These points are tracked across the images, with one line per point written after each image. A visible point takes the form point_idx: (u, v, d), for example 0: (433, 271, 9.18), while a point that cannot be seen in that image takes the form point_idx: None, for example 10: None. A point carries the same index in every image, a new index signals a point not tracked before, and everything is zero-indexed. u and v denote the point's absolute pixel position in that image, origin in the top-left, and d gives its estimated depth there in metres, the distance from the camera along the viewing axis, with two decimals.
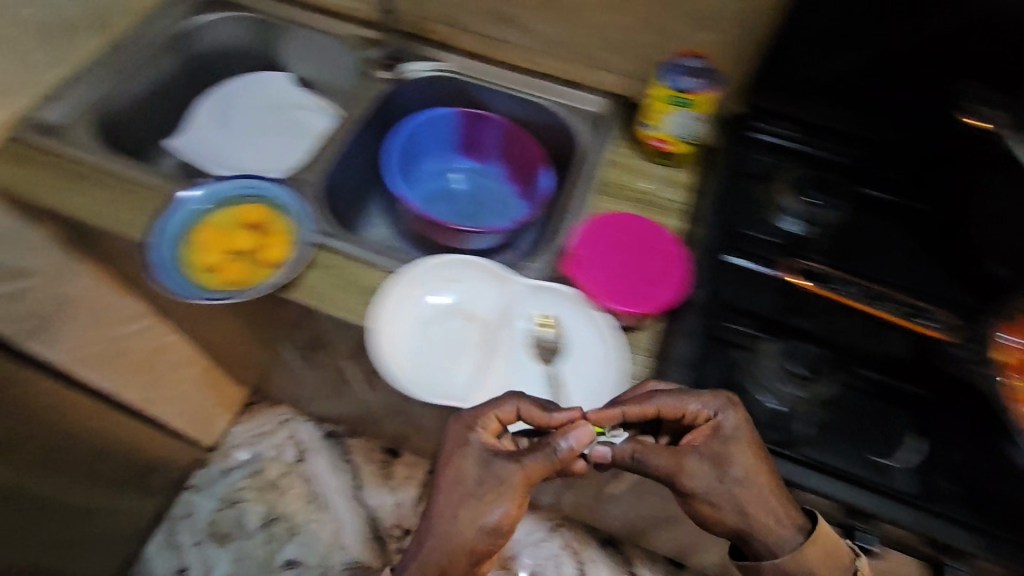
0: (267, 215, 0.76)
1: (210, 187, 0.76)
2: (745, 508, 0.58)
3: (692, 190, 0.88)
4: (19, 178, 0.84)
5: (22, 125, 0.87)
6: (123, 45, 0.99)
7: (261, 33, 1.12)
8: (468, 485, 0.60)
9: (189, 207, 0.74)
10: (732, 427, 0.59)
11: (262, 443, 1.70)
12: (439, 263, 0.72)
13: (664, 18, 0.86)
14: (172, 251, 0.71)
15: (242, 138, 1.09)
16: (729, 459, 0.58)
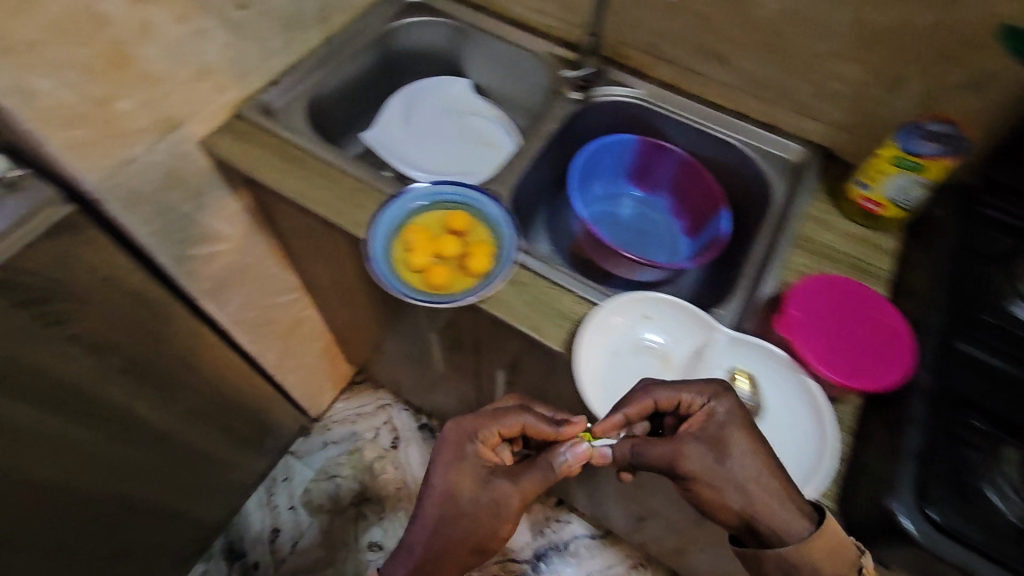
0: (478, 228, 0.77)
1: (435, 185, 0.79)
2: (736, 489, 0.59)
3: (896, 257, 0.83)
4: (243, 153, 0.89)
5: (247, 104, 0.93)
6: (337, 38, 1.05)
7: (454, 39, 1.15)
8: (473, 487, 0.69)
9: (412, 200, 0.77)
10: (727, 413, 0.62)
11: (361, 423, 1.76)
12: (638, 297, 0.72)
13: (902, 73, 0.81)
14: (386, 237, 0.75)
15: (422, 139, 1.11)
16: (725, 448, 0.61)
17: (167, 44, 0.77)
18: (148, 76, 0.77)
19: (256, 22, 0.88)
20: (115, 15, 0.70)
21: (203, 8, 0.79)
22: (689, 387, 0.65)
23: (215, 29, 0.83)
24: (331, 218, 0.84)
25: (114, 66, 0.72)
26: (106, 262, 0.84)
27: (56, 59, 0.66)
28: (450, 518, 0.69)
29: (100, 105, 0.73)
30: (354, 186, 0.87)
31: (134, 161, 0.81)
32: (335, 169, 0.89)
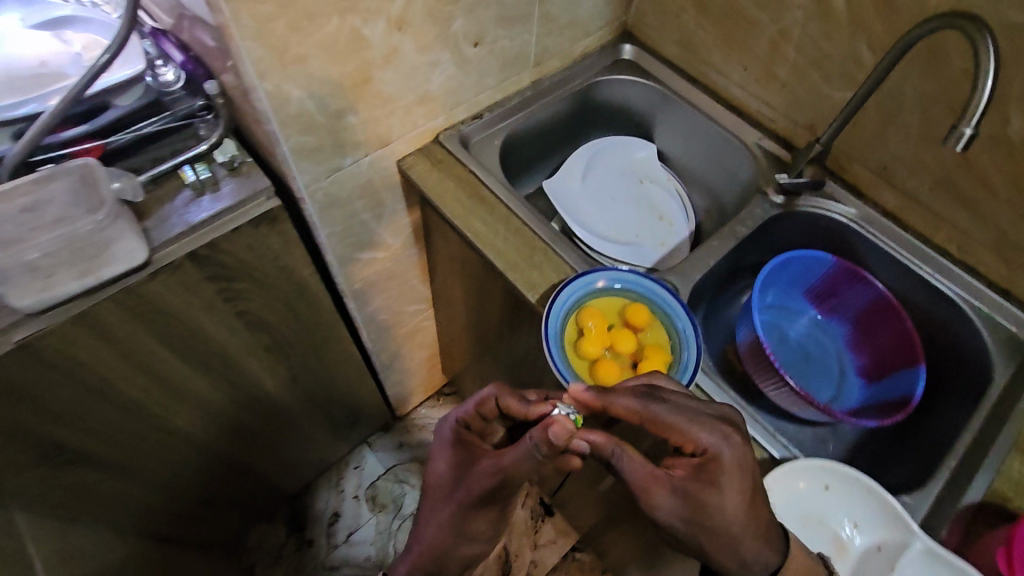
0: (661, 340, 0.72)
1: (639, 276, 0.74)
2: (711, 530, 0.59)
3: None
4: (434, 181, 0.90)
5: (450, 133, 0.94)
6: (546, 81, 1.03)
7: (657, 103, 1.10)
8: (449, 480, 0.72)
9: (611, 280, 0.74)
10: (724, 462, 0.60)
11: None
12: (817, 462, 0.67)
13: None
14: (569, 304, 0.73)
15: (597, 199, 1.07)
16: (712, 497, 0.59)
17: (405, 70, 0.78)
18: (380, 96, 0.79)
19: (484, 58, 0.89)
20: (374, 40, 0.71)
21: (446, 42, 0.80)
22: (695, 428, 0.61)
23: (448, 62, 0.83)
24: (506, 271, 0.81)
25: (357, 84, 0.74)
26: (288, 254, 0.87)
27: (315, 73, 0.68)
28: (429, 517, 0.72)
29: (333, 117, 0.75)
30: (534, 242, 0.83)
31: (340, 169, 0.83)
32: (518, 219, 0.85)
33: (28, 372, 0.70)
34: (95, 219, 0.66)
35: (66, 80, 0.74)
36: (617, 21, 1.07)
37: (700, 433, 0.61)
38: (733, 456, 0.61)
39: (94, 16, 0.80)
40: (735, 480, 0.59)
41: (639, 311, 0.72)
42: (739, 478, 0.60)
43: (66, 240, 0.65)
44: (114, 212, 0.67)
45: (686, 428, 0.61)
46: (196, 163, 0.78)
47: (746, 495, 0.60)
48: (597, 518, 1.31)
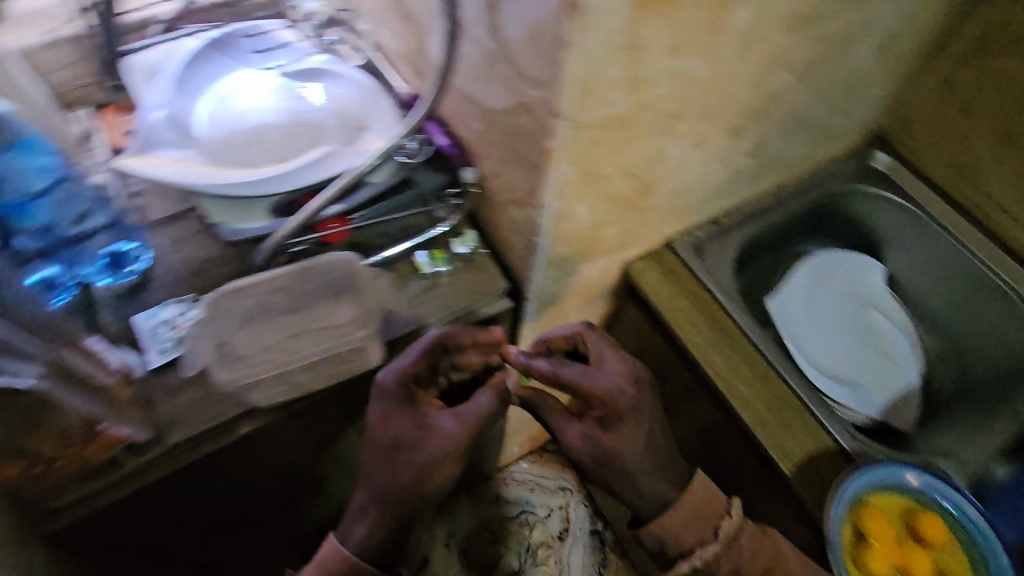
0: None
1: (962, 494, 0.60)
2: (614, 465, 0.68)
3: None
4: (663, 295, 0.79)
5: (682, 238, 0.83)
6: (788, 187, 0.91)
7: (904, 226, 0.95)
8: (411, 442, 0.62)
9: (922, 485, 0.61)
10: (624, 403, 0.66)
11: (535, 494, 1.58)
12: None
13: None
14: (862, 493, 0.61)
15: (817, 325, 0.95)
16: (609, 440, 0.67)
17: (681, 183, 0.68)
18: (646, 208, 0.69)
19: (749, 168, 0.77)
20: (674, 157, 0.61)
21: (729, 154, 0.69)
22: (598, 382, 0.66)
23: (719, 173, 0.73)
24: (752, 427, 0.69)
25: (634, 199, 0.65)
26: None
27: (607, 191, 0.59)
28: (375, 480, 0.64)
29: (595, 230, 0.66)
30: (783, 393, 0.72)
31: (573, 273, 0.74)
32: (764, 361, 0.74)
33: (229, 462, 0.63)
34: (360, 334, 0.67)
35: (319, 148, 0.68)
36: (875, 127, 0.94)
37: (600, 383, 0.66)
38: (625, 397, 0.66)
39: (348, 73, 0.74)
40: (632, 423, 0.67)
41: (943, 528, 0.60)
42: (647, 425, 0.68)
43: (327, 351, 0.65)
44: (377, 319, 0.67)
45: (583, 383, 0.65)
46: (430, 250, 0.71)
47: (636, 434, 0.67)
48: None
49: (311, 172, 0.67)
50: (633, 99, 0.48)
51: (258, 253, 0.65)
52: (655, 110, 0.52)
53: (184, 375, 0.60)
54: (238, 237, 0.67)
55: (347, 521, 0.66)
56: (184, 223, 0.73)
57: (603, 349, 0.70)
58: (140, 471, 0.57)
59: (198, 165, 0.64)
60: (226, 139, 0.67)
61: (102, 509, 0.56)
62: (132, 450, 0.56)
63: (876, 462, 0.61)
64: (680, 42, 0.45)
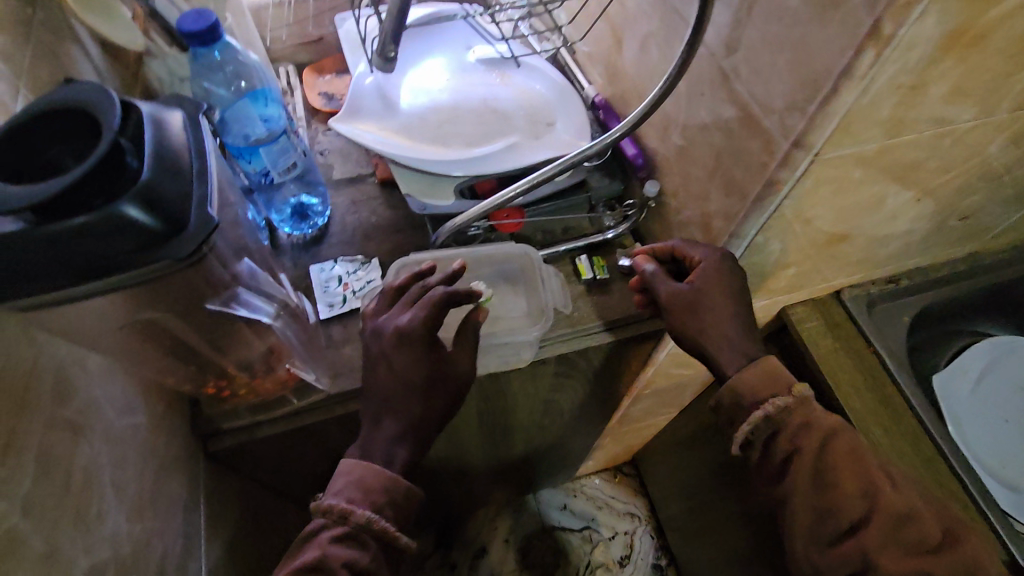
0: None
1: None
2: (698, 320, 0.56)
3: None
4: (826, 348, 0.73)
5: (854, 292, 0.77)
6: (983, 258, 0.81)
7: None
8: (414, 387, 0.53)
9: None
10: (713, 264, 0.56)
11: (603, 513, 1.53)
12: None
13: None
14: None
15: (987, 413, 0.83)
16: (706, 299, 0.56)
17: (881, 235, 0.63)
18: (835, 254, 0.64)
19: (952, 231, 0.70)
20: (888, 209, 0.57)
21: (943, 212, 0.63)
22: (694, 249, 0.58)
23: (922, 231, 0.66)
24: None
25: (829, 244, 0.60)
26: (628, 365, 0.77)
27: (810, 230, 0.56)
28: (413, 414, 0.53)
29: (778, 269, 0.62)
30: (948, 481, 0.65)
31: None
32: (932, 445, 0.67)
33: None
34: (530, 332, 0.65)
35: (506, 138, 0.69)
36: None
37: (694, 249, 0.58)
38: (725, 270, 0.56)
39: (540, 66, 0.75)
40: (720, 287, 0.56)
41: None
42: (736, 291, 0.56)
43: (490, 342, 0.64)
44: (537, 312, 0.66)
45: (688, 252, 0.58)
46: (593, 255, 0.69)
47: (729, 297, 0.56)
48: None
49: (497, 160, 0.67)
50: (884, 140, 0.45)
51: (437, 235, 0.64)
52: (898, 155, 0.48)
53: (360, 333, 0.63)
54: (425, 211, 0.70)
55: (376, 444, 0.52)
56: (363, 187, 0.76)
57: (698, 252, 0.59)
58: (301, 412, 0.60)
59: (396, 138, 0.67)
60: (422, 117, 0.70)
61: (261, 439, 0.59)
62: (300, 391, 0.59)
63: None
64: (960, 90, 0.42)
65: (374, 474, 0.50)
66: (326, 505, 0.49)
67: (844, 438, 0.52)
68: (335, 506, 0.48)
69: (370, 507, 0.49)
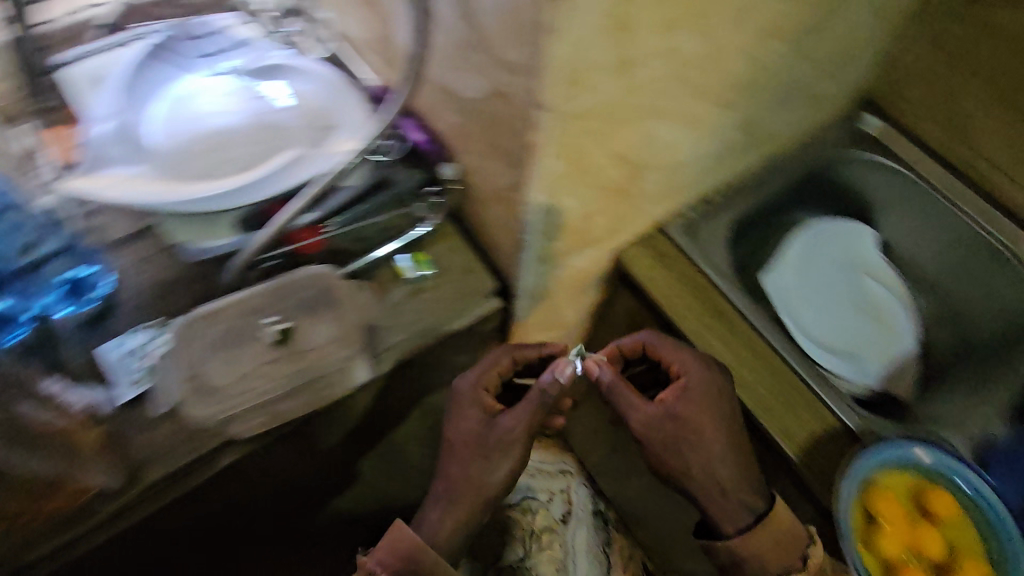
0: (959, 526, 0.59)
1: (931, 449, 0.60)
2: (691, 465, 0.63)
3: None
4: (660, 281, 0.76)
5: (673, 221, 0.80)
6: (777, 159, 0.88)
7: (896, 191, 0.94)
8: (483, 455, 0.66)
9: (903, 457, 0.60)
10: (707, 385, 0.64)
11: (537, 479, 1.56)
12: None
13: None
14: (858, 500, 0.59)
15: (817, 295, 0.92)
16: (692, 416, 0.63)
17: (671, 165, 0.65)
18: (636, 192, 0.65)
19: (738, 144, 0.74)
20: (663, 141, 0.58)
21: (719, 131, 0.66)
22: (679, 352, 0.67)
23: (709, 151, 0.69)
24: (755, 413, 0.67)
25: (624, 185, 0.61)
26: (481, 343, 0.75)
27: (595, 181, 0.56)
28: (463, 510, 0.66)
29: (584, 221, 0.63)
30: (783, 372, 0.70)
31: (563, 264, 0.70)
32: (763, 342, 0.72)
33: (219, 490, 0.60)
34: (346, 354, 0.61)
35: (285, 152, 0.63)
36: (861, 90, 0.92)
37: (676, 355, 0.66)
38: (705, 379, 0.64)
39: (310, 69, 0.70)
40: (710, 422, 0.63)
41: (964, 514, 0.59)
42: (728, 433, 0.63)
43: (306, 377, 0.59)
44: (365, 330, 0.63)
45: (668, 352, 0.67)
46: (411, 252, 0.68)
47: (726, 439, 0.63)
48: None
49: (280, 177, 0.62)
50: (618, 85, 0.45)
51: (228, 270, 0.61)
52: (645, 92, 0.48)
53: (152, 415, 0.56)
54: (207, 255, 0.64)
55: (426, 523, 0.65)
56: (141, 240, 0.66)
57: (684, 359, 0.66)
58: (121, 513, 0.54)
59: (157, 181, 0.60)
60: (182, 153, 0.63)
61: (81, 557, 0.53)
62: (105, 497, 0.52)
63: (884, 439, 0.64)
64: (667, 19, 0.42)
65: (415, 560, 0.60)
66: (371, 565, 0.60)
67: (777, 514, 0.61)
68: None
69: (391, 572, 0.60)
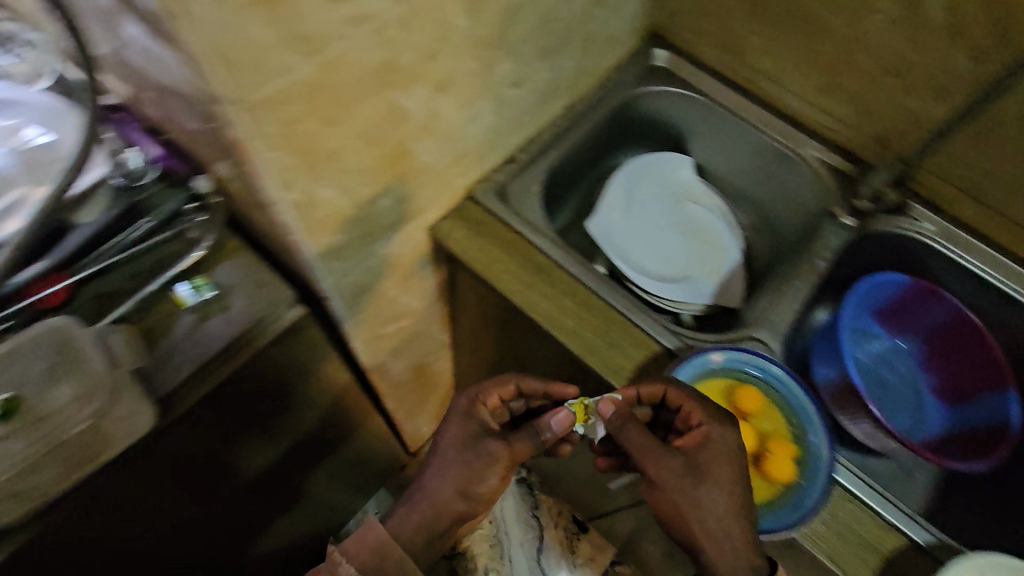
0: (765, 412, 0.67)
1: (726, 351, 0.67)
2: (690, 509, 0.59)
3: None
4: (477, 250, 0.75)
5: (484, 185, 0.79)
6: (577, 106, 0.89)
7: (697, 116, 0.98)
8: (470, 474, 0.66)
9: (705, 365, 0.66)
10: (732, 440, 0.61)
11: None
12: (953, 549, 0.62)
13: None
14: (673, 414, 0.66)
15: (641, 230, 0.97)
16: (715, 470, 0.59)
17: (443, 134, 0.63)
18: (415, 168, 0.63)
19: (520, 99, 0.74)
20: (414, 111, 0.56)
21: (485, 92, 0.65)
22: (692, 403, 0.62)
23: (487, 112, 0.68)
24: (582, 355, 0.70)
25: (391, 164, 0.59)
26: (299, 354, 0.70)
27: (348, 167, 0.53)
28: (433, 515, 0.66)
29: (364, 208, 0.60)
30: (606, 312, 0.72)
31: (367, 253, 0.68)
32: (585, 287, 0.73)
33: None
34: (91, 412, 0.52)
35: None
36: (646, 24, 0.94)
37: (703, 408, 0.62)
38: (726, 437, 0.60)
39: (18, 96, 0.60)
40: (727, 471, 0.59)
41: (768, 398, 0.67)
42: (733, 480, 0.59)
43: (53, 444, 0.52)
44: (113, 389, 0.53)
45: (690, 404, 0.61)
46: (191, 276, 0.62)
47: (731, 480, 0.59)
48: (658, 559, 1.20)
49: None
50: (309, 64, 0.42)
51: None
52: (353, 67, 0.45)
53: None
54: None
55: (402, 526, 0.65)
56: None
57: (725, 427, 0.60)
58: None
59: None
60: None
61: None
62: None
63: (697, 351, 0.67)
64: None
65: (381, 552, 0.62)
66: (341, 556, 0.61)
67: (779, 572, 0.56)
68: (343, 563, 0.60)
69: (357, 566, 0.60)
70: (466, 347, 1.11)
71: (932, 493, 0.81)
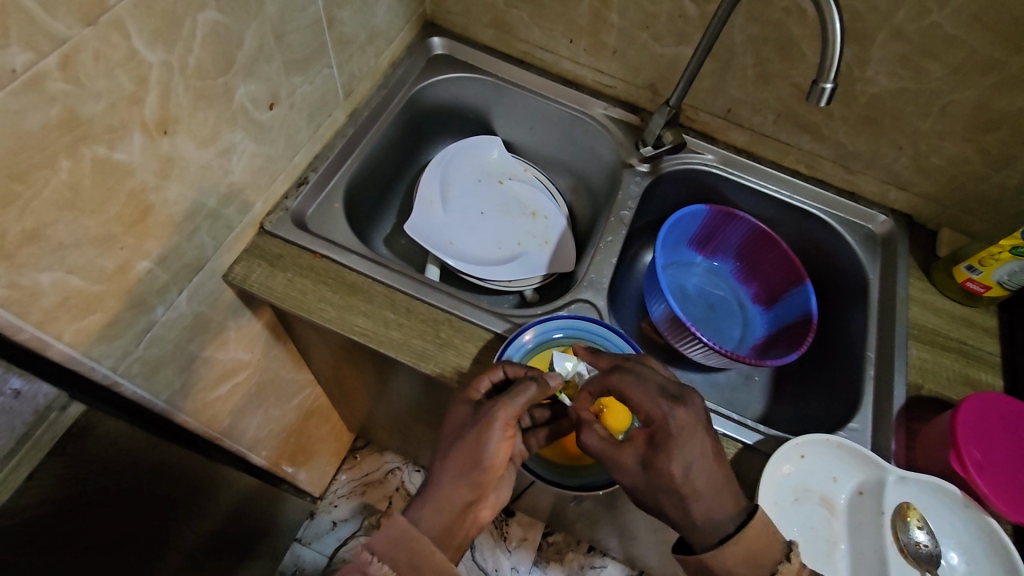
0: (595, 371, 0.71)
1: (538, 326, 0.70)
2: (660, 489, 0.55)
3: (993, 335, 0.81)
4: (285, 288, 0.71)
5: (278, 216, 0.74)
6: (363, 111, 0.86)
7: (489, 95, 1.00)
8: (474, 446, 0.57)
9: (523, 347, 0.69)
10: (680, 424, 0.55)
11: (368, 497, 1.38)
12: (778, 441, 0.70)
13: (989, 143, 0.78)
14: None
15: (464, 218, 0.97)
16: (664, 464, 0.54)
17: (194, 176, 0.58)
18: (171, 220, 0.57)
19: (285, 119, 0.69)
20: (137, 162, 0.50)
21: (232, 120, 0.60)
22: (646, 399, 0.57)
23: (245, 141, 0.63)
24: (415, 363, 0.68)
25: (130, 225, 0.52)
26: (86, 449, 0.62)
27: (65, 242, 0.47)
28: (456, 501, 0.56)
29: (116, 278, 0.53)
30: (434, 314, 0.72)
31: (150, 323, 0.60)
32: (405, 294, 0.72)
33: None
34: None
35: None
36: (414, 16, 0.93)
37: (645, 400, 0.57)
38: (682, 420, 0.55)
39: None
40: (688, 448, 0.54)
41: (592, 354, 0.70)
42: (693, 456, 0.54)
43: None
44: None
45: (640, 396, 0.57)
46: None
47: (699, 454, 0.55)
48: (581, 521, 1.23)
49: None
50: None
51: None
52: (12, 134, 0.39)
53: None
54: None
55: (424, 516, 0.55)
56: None
57: (678, 417, 0.55)
58: None
59: None
60: None
61: None
62: None
63: (522, 329, 0.70)
64: None
65: (412, 544, 0.52)
66: (371, 553, 0.51)
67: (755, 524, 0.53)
68: (374, 560, 0.50)
69: (391, 565, 0.51)
70: (331, 379, 1.04)
71: (767, 389, 0.90)
